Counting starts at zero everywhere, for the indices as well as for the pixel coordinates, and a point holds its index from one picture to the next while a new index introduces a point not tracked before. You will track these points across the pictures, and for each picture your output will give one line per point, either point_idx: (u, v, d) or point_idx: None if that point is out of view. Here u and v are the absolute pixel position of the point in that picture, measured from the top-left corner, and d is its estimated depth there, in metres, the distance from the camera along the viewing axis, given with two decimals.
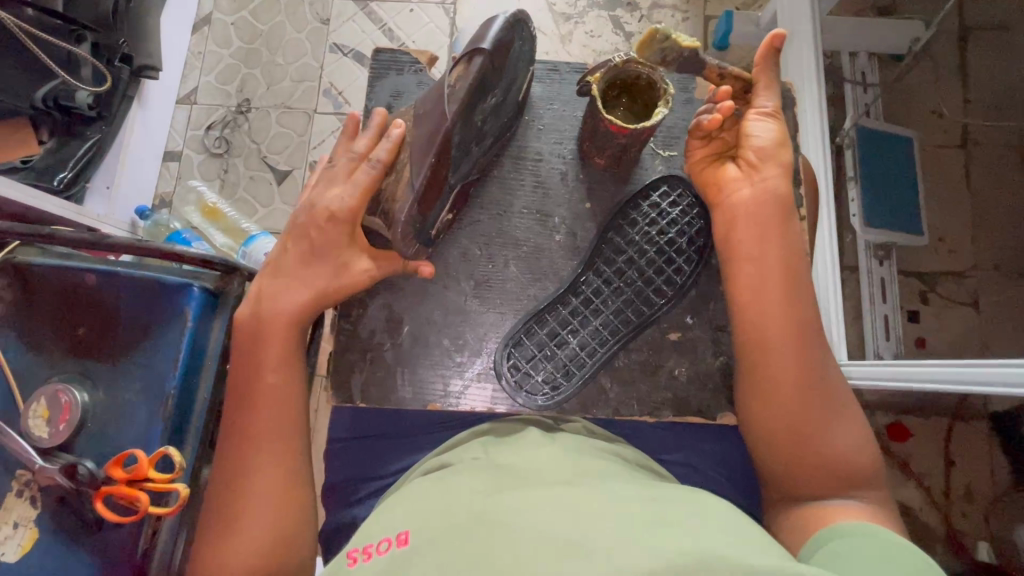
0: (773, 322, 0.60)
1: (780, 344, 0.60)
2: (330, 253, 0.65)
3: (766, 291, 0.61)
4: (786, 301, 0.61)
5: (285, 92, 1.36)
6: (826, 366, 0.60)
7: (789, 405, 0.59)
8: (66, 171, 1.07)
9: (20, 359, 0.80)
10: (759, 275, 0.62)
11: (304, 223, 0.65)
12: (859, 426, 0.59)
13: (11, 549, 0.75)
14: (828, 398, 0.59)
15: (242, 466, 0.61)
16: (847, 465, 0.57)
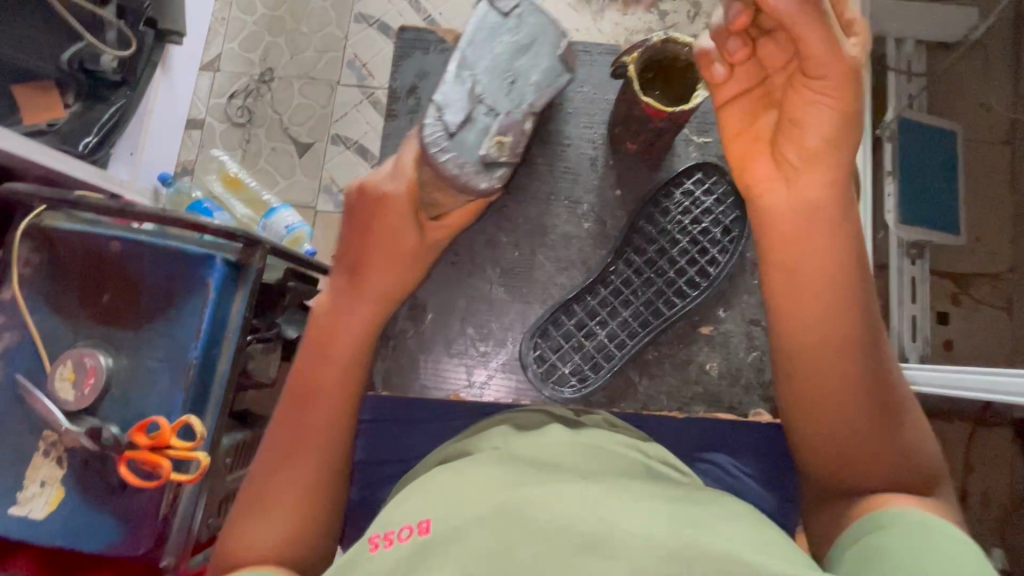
0: (816, 331, 0.55)
1: (842, 347, 0.54)
2: (393, 232, 0.63)
3: (811, 299, 0.55)
4: (835, 307, 0.55)
5: (308, 63, 1.34)
6: (883, 369, 0.55)
7: (833, 418, 0.55)
8: (92, 136, 1.08)
9: (46, 323, 0.81)
10: (804, 281, 0.56)
11: (366, 206, 0.64)
12: (922, 428, 0.56)
13: (39, 506, 0.77)
14: (881, 405, 0.54)
15: (281, 455, 0.57)
16: (900, 473, 0.54)
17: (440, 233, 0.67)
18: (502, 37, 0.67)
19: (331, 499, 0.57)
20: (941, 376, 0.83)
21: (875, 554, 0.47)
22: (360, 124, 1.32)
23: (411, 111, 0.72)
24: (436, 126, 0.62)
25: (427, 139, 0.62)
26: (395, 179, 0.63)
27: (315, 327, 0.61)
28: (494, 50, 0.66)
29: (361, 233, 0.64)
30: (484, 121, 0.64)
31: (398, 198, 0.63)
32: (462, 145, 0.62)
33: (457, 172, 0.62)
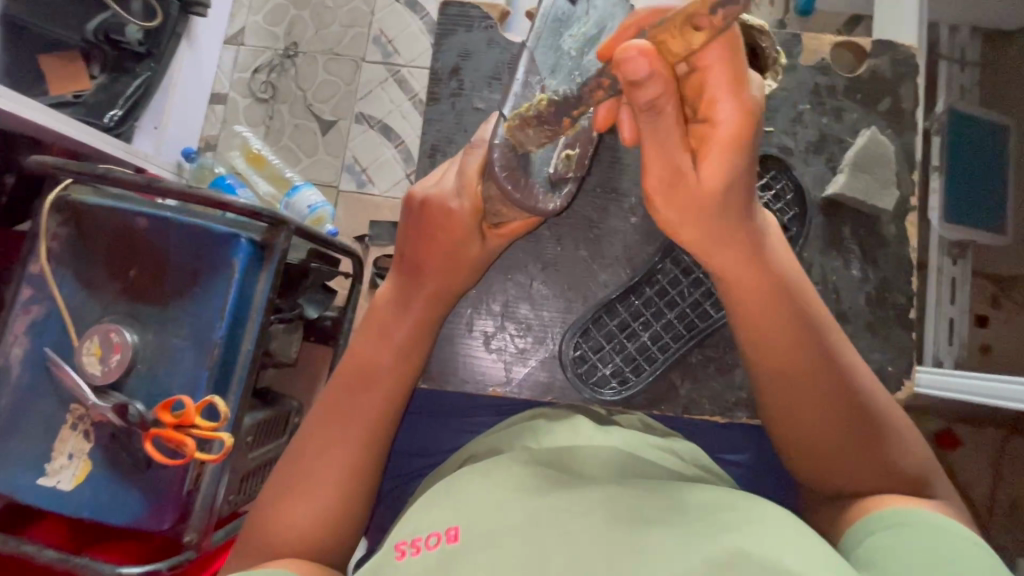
0: (770, 365, 0.50)
1: (802, 372, 0.50)
2: (446, 237, 0.58)
3: (761, 337, 0.49)
4: (786, 338, 0.49)
5: (333, 38, 1.31)
6: (842, 385, 0.50)
7: (802, 444, 0.51)
8: (117, 109, 1.07)
9: (73, 298, 0.81)
10: (751, 319, 0.50)
11: (419, 209, 0.58)
12: (903, 428, 0.51)
13: (66, 478, 0.78)
14: (847, 424, 0.49)
15: (318, 442, 0.54)
16: (881, 483, 0.50)
17: (502, 242, 0.61)
18: (572, 30, 0.54)
19: (360, 507, 0.54)
20: (987, 386, 0.78)
21: (883, 554, 0.43)
22: (384, 103, 1.29)
23: (453, 93, 0.69)
24: (504, 146, 0.53)
25: (495, 164, 0.53)
26: (461, 195, 0.57)
27: (370, 321, 0.58)
28: (562, 42, 0.54)
29: (423, 228, 0.59)
30: (556, 132, 0.57)
31: (462, 211, 0.57)
32: (532, 164, 0.56)
33: (525, 196, 0.55)
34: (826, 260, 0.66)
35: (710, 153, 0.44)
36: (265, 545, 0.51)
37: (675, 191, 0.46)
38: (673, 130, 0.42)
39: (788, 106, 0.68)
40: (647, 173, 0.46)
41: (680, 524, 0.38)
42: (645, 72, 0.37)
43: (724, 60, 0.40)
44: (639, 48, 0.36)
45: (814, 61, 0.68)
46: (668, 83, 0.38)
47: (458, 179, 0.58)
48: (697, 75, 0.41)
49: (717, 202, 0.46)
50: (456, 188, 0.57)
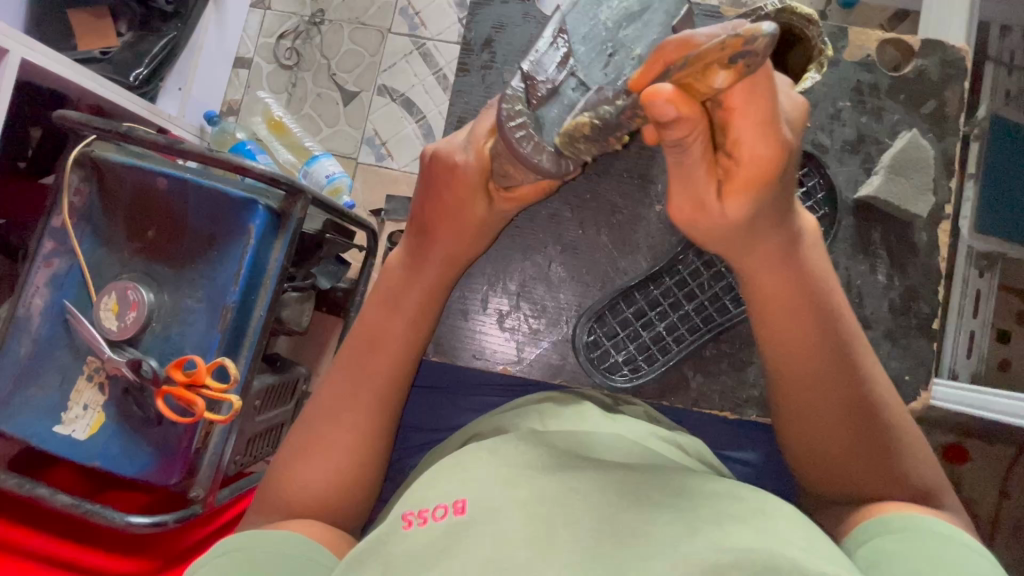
0: (787, 361, 0.50)
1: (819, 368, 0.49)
2: (454, 201, 0.56)
3: (790, 326, 0.48)
4: (806, 336, 0.48)
5: (360, 7, 1.29)
6: (860, 385, 0.49)
7: (814, 437, 0.51)
8: (143, 68, 1.08)
9: (94, 253, 0.82)
10: (773, 314, 0.49)
11: (430, 169, 0.58)
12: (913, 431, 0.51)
13: (81, 427, 0.80)
14: (860, 425, 0.49)
15: (330, 406, 0.55)
16: (884, 487, 0.49)
17: (511, 206, 0.59)
18: (613, 1, 0.52)
19: (368, 471, 0.55)
20: (1003, 405, 0.75)
21: (881, 559, 0.42)
22: (408, 76, 1.27)
23: (483, 67, 0.67)
24: (518, 97, 0.53)
25: (504, 114, 0.52)
26: (468, 149, 0.55)
27: (381, 287, 0.59)
28: (600, 14, 0.52)
29: (430, 189, 0.58)
30: (572, 97, 0.52)
31: (466, 165, 0.55)
32: (543, 123, 0.52)
33: (529, 150, 0.51)
34: (851, 264, 0.64)
35: (737, 189, 0.41)
36: (274, 502, 0.52)
37: (697, 213, 0.45)
38: (700, 165, 0.40)
39: (826, 102, 0.65)
40: (670, 201, 0.45)
41: (688, 513, 0.38)
42: (672, 116, 0.35)
43: (753, 103, 0.37)
44: (666, 93, 0.34)
45: (857, 57, 0.65)
46: (696, 120, 0.36)
47: (467, 136, 0.57)
48: (723, 117, 0.38)
49: (745, 223, 0.44)
50: (465, 143, 0.56)
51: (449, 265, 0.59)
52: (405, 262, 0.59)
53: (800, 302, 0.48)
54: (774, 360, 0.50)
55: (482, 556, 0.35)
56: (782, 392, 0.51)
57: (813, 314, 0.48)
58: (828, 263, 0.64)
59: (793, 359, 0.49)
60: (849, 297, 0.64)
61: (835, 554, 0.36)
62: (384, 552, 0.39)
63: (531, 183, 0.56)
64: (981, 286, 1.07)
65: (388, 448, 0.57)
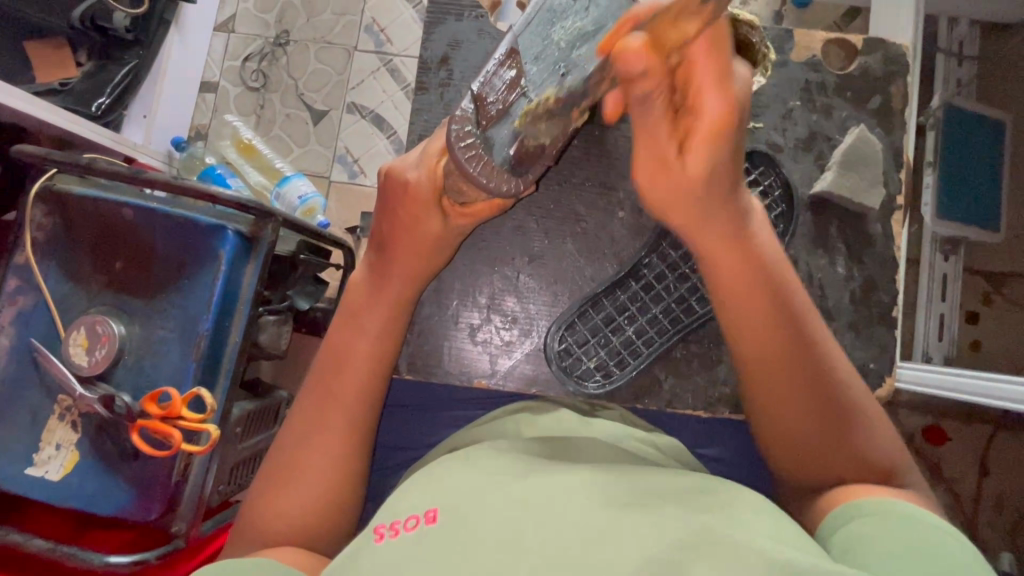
0: (748, 348, 0.51)
1: (777, 356, 0.50)
2: (409, 215, 0.57)
3: (744, 312, 0.50)
4: (762, 307, 0.50)
5: (324, 26, 1.29)
6: (819, 371, 0.50)
7: (779, 426, 0.52)
8: (105, 98, 1.06)
9: (60, 288, 0.81)
10: (726, 293, 0.51)
11: (384, 189, 0.59)
12: (876, 416, 0.52)
13: (54, 468, 0.78)
14: (819, 409, 0.50)
15: (303, 431, 0.55)
16: (853, 471, 0.50)
17: (466, 221, 0.59)
18: (567, 19, 0.50)
19: (345, 495, 0.54)
20: (969, 385, 0.77)
21: (857, 542, 0.43)
22: (376, 93, 1.28)
23: (441, 84, 0.68)
24: (467, 117, 0.54)
25: (454, 134, 0.54)
26: (420, 167, 0.57)
27: (346, 307, 0.59)
28: (553, 33, 0.51)
29: (387, 208, 0.59)
30: (522, 116, 0.53)
31: (419, 182, 0.56)
32: (492, 143, 0.54)
33: (478, 170, 0.53)
34: (810, 258, 0.65)
35: (699, 141, 0.46)
36: (254, 531, 0.52)
37: (661, 174, 0.49)
38: (661, 122, 0.45)
39: (777, 103, 0.67)
40: (639, 158, 0.49)
41: (657, 511, 0.38)
42: (641, 68, 0.40)
43: (711, 56, 0.42)
44: (636, 46, 0.39)
45: (804, 57, 0.67)
46: (660, 78, 0.41)
47: (421, 153, 0.58)
48: (685, 69, 0.43)
49: (705, 182, 0.48)
50: (418, 160, 0.58)
51: (412, 283, 0.59)
52: (368, 282, 0.59)
53: (754, 275, 0.51)
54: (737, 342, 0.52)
55: (454, 567, 0.35)
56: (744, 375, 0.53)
57: (765, 298, 0.50)
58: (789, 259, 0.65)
59: (752, 336, 0.51)
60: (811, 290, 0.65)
61: (802, 542, 0.37)
62: (355, 565, 0.39)
63: (484, 198, 0.58)
64: (945, 269, 1.10)
65: (366, 469, 0.57)
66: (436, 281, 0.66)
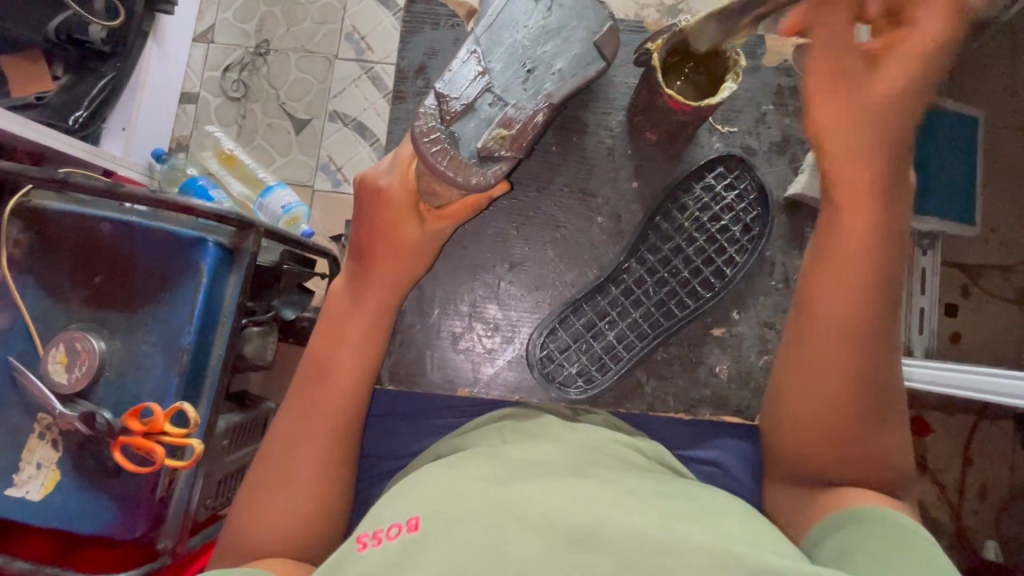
0: (821, 325, 0.50)
1: (853, 346, 0.48)
2: (387, 221, 0.57)
3: (834, 293, 0.49)
4: (859, 286, 0.48)
5: (305, 35, 1.29)
6: (885, 373, 0.49)
7: (813, 413, 0.51)
8: (82, 111, 1.05)
9: (38, 305, 0.80)
10: (827, 267, 0.49)
11: (359, 196, 0.59)
12: (899, 433, 0.51)
13: (35, 488, 0.77)
14: (871, 401, 0.49)
15: (284, 444, 0.54)
16: (858, 475, 0.51)
17: (444, 224, 0.59)
18: (528, 21, 0.53)
19: (329, 509, 0.54)
20: (946, 377, 0.79)
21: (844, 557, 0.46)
22: (358, 101, 1.28)
23: (419, 93, 0.68)
24: (430, 113, 0.50)
25: (418, 129, 0.49)
26: (392, 172, 0.57)
27: (327, 316, 0.59)
28: (517, 32, 0.53)
29: (363, 215, 0.59)
30: (489, 113, 0.51)
31: (392, 187, 0.57)
32: (458, 138, 0.50)
33: (446, 164, 0.49)
34: (787, 258, 0.66)
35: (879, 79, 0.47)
36: (238, 545, 0.51)
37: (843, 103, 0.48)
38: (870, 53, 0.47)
39: (751, 106, 0.68)
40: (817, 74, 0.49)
41: (636, 514, 0.39)
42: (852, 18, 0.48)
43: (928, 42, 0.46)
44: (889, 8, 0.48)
45: (775, 61, 0.69)
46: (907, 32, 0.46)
47: (392, 160, 0.59)
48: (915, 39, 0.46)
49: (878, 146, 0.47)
50: (390, 166, 0.58)
51: (395, 289, 0.59)
52: (348, 290, 0.59)
53: (874, 258, 0.48)
54: (812, 307, 0.50)
55: None
56: (806, 338, 0.51)
57: (869, 287, 0.48)
58: (765, 260, 0.66)
59: (837, 308, 0.49)
60: (789, 290, 0.66)
61: (772, 547, 0.38)
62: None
63: (458, 198, 0.57)
64: (925, 264, 1.11)
65: (350, 482, 0.57)
66: (417, 289, 0.66)
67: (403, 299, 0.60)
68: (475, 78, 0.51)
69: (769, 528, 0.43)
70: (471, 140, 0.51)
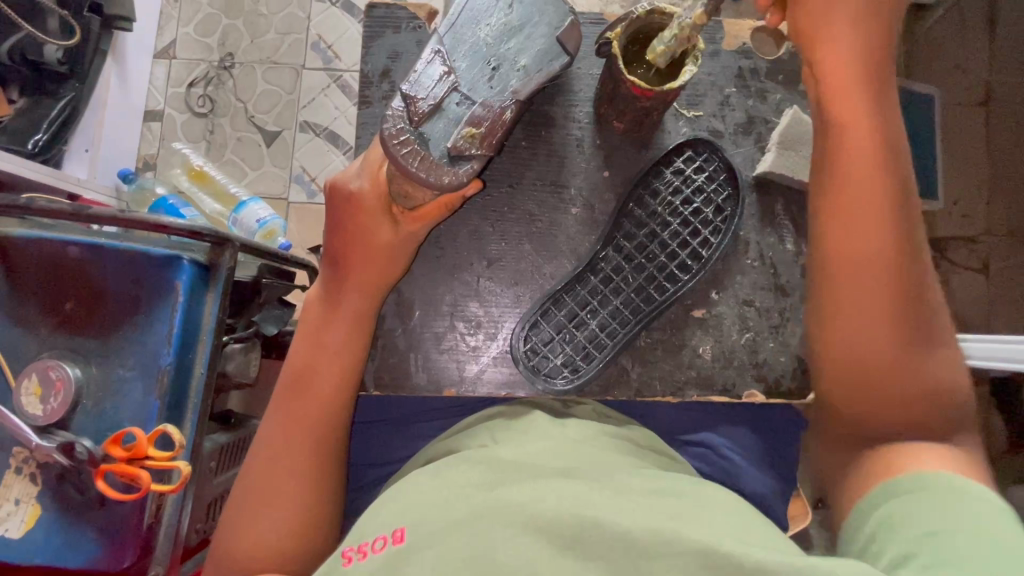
0: (852, 246, 0.53)
1: (881, 261, 0.52)
2: (361, 229, 0.57)
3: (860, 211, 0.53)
4: (880, 211, 0.52)
5: (269, 46, 1.28)
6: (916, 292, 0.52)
7: (855, 337, 0.52)
8: (41, 134, 1.02)
9: (7, 335, 0.77)
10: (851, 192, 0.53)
11: (330, 203, 0.58)
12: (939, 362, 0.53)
13: (15, 525, 0.75)
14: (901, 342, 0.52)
15: (269, 455, 0.54)
16: (910, 402, 0.52)
17: (417, 226, 0.58)
18: (491, 18, 0.53)
19: (318, 516, 0.54)
20: None
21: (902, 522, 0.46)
22: (328, 109, 1.27)
23: (385, 96, 0.68)
24: (398, 115, 0.50)
25: (386, 132, 0.49)
26: (362, 176, 0.57)
27: (305, 325, 0.58)
28: (479, 31, 0.53)
29: (335, 221, 0.58)
30: (457, 112, 0.51)
31: (363, 191, 0.56)
32: (428, 139, 0.51)
33: (417, 165, 0.49)
34: (761, 239, 0.68)
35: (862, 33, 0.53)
36: (227, 560, 0.51)
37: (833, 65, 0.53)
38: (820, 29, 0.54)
39: (714, 91, 0.69)
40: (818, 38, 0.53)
41: (620, 511, 0.40)
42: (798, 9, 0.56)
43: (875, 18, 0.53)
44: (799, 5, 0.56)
45: (735, 46, 0.70)
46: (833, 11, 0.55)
47: (362, 163, 0.58)
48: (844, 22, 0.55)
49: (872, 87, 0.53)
50: (359, 170, 0.58)
51: (375, 295, 0.58)
52: (325, 299, 0.58)
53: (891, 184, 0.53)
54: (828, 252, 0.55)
55: None
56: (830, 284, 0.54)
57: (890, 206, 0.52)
58: (740, 241, 0.68)
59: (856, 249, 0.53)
60: (764, 270, 0.67)
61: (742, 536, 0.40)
62: None
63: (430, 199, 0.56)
64: None
65: (339, 489, 0.57)
66: (397, 292, 0.66)
67: (381, 303, 0.60)
68: (440, 79, 0.51)
69: (755, 520, 0.44)
70: (442, 141, 0.51)
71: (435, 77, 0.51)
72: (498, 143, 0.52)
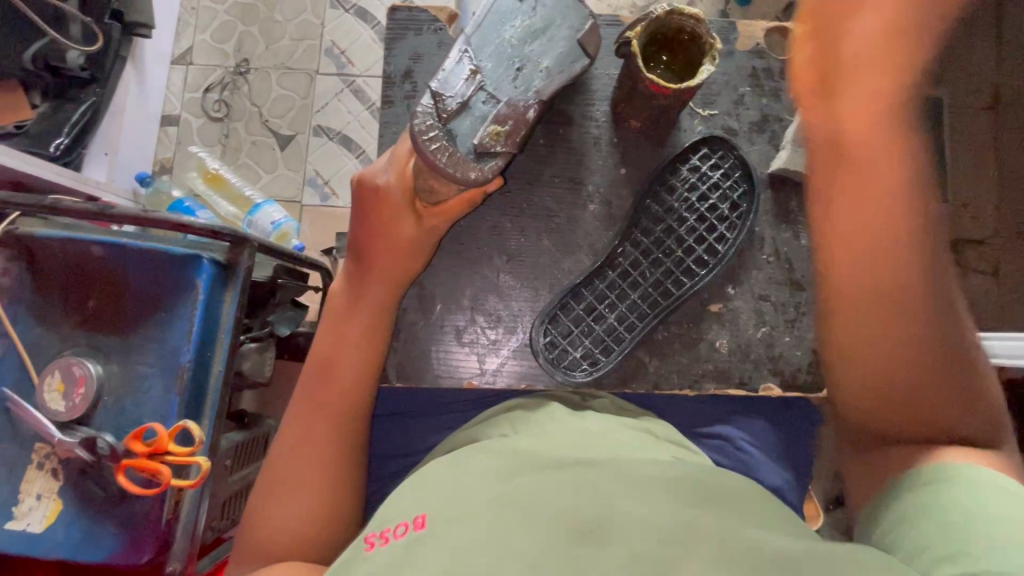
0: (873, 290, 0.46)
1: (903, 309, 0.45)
2: (386, 224, 0.58)
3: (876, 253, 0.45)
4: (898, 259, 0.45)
5: (284, 52, 1.30)
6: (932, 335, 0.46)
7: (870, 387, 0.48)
8: (64, 137, 1.04)
9: (31, 332, 0.79)
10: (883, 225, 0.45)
11: (358, 199, 0.59)
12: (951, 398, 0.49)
13: (37, 519, 0.76)
14: (942, 374, 0.46)
15: (291, 445, 0.55)
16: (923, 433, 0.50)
17: (441, 222, 0.59)
18: (514, 21, 0.54)
19: (337, 509, 0.55)
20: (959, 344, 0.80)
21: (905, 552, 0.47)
22: (342, 113, 1.29)
23: (407, 96, 0.69)
24: (427, 112, 0.51)
25: (416, 129, 0.51)
26: (388, 171, 0.58)
27: (330, 317, 0.59)
28: (504, 32, 0.54)
29: (361, 215, 0.60)
30: (483, 110, 0.52)
31: (389, 186, 0.58)
32: (455, 136, 0.52)
33: (446, 162, 0.51)
34: (776, 235, 0.68)
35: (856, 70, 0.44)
36: (249, 545, 0.53)
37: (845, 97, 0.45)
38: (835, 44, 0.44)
39: (729, 91, 0.71)
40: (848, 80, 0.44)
41: (637, 502, 0.41)
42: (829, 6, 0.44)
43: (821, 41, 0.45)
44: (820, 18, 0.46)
45: (749, 46, 0.71)
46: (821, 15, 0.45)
47: (388, 158, 0.60)
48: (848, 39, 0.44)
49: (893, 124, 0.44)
50: (386, 164, 0.59)
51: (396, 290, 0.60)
52: (352, 291, 0.59)
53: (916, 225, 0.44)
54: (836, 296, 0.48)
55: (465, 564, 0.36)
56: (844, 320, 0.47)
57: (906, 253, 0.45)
58: (755, 236, 0.68)
59: (859, 305, 0.46)
60: (779, 265, 0.68)
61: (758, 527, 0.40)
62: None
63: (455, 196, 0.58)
64: None
65: (360, 482, 0.58)
66: (417, 287, 0.67)
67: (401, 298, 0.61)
68: (468, 78, 0.52)
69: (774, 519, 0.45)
70: (470, 137, 0.52)
71: (465, 76, 0.52)
72: (523, 138, 0.53)
